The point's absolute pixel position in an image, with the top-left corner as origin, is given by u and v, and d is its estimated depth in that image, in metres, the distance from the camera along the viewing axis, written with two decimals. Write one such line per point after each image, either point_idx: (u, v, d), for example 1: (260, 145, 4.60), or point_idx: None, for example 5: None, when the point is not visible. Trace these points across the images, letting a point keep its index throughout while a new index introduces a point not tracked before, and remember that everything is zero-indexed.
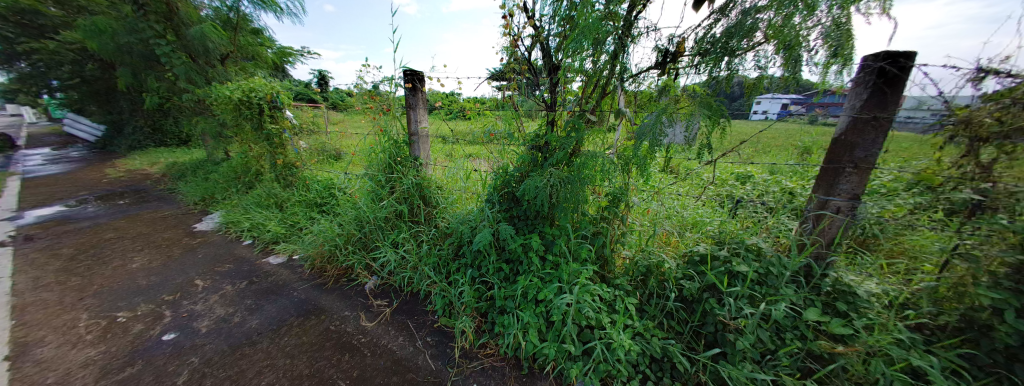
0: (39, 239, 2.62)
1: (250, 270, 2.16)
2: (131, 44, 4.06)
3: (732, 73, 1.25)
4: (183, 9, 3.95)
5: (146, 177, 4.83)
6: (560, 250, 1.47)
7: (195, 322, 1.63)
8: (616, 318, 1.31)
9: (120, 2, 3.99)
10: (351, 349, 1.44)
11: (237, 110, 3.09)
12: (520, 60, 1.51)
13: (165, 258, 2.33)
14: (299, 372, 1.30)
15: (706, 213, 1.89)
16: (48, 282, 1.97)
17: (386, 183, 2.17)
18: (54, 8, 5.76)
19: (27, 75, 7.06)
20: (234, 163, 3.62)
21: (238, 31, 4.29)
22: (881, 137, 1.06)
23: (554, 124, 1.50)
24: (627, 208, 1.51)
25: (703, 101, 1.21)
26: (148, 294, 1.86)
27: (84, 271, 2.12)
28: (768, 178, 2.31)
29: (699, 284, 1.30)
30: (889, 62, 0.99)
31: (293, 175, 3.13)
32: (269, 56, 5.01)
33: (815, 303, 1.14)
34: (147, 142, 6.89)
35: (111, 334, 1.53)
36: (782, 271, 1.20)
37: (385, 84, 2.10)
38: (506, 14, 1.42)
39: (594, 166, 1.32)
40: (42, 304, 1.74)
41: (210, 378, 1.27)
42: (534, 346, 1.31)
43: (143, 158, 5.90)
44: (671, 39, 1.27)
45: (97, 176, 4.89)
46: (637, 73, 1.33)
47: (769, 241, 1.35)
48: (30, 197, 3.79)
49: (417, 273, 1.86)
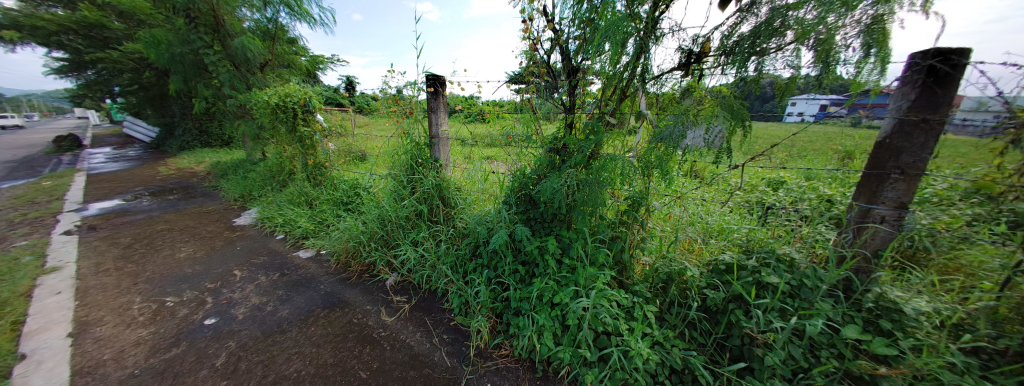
0: (102, 229, 2.92)
1: (282, 263, 2.30)
2: (184, 54, 4.46)
3: (762, 74, 1.20)
4: (229, 21, 4.29)
5: (193, 175, 5.27)
6: (576, 253, 1.46)
7: (232, 309, 1.75)
8: (635, 325, 1.28)
9: (174, 16, 4.39)
10: (372, 342, 1.49)
11: (274, 114, 3.33)
12: (539, 63, 1.53)
13: (207, 248, 2.53)
14: (324, 361, 1.37)
15: (734, 221, 1.81)
16: (108, 267, 2.19)
17: (408, 183, 2.25)
18: (117, 22, 6.40)
19: (95, 82, 7.91)
20: (269, 163, 3.87)
21: (275, 40, 4.61)
22: (932, 141, 0.99)
23: (573, 126, 1.51)
24: (648, 212, 1.47)
25: (726, 101, 1.19)
26: (191, 282, 2.02)
27: (138, 259, 2.34)
28: (804, 184, 2.17)
29: (724, 295, 1.24)
30: (940, 59, 0.93)
31: (322, 175, 3.31)
32: (302, 63, 5.34)
33: (855, 320, 1.07)
34: (194, 143, 7.51)
35: (160, 316, 1.67)
36: (817, 283, 1.13)
37: (408, 88, 2.19)
38: (527, 17, 1.45)
39: (613, 169, 1.31)
40: (102, 287, 1.94)
41: (244, 363, 1.37)
42: (549, 349, 1.31)
43: (190, 157, 6.44)
44: (696, 39, 1.24)
45: (151, 173, 5.39)
46: (659, 74, 1.31)
47: (803, 251, 1.28)
48: (96, 191, 4.25)
49: (435, 272, 1.90)
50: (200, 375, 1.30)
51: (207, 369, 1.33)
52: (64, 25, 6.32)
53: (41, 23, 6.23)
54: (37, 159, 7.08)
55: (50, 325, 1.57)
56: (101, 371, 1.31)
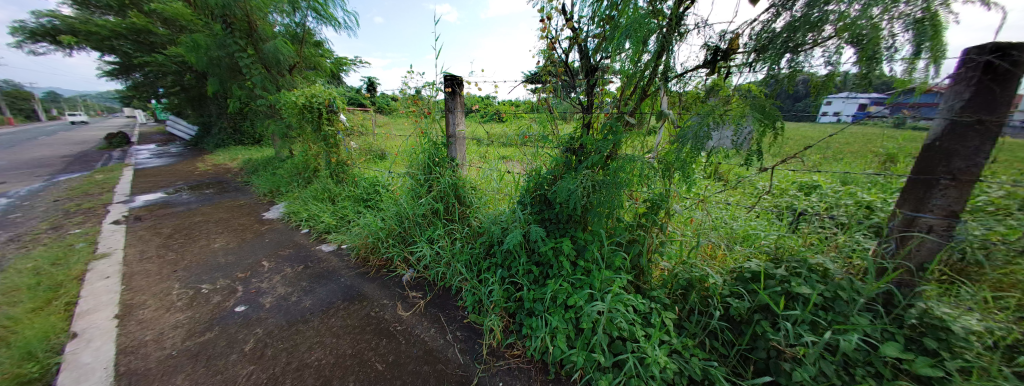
0: (147, 219, 3.17)
1: (306, 256, 2.41)
2: (221, 57, 4.77)
3: (795, 72, 1.13)
4: (261, 26, 4.55)
5: (227, 171, 5.62)
6: (592, 256, 1.44)
7: (261, 298, 1.85)
8: (651, 332, 1.24)
9: (213, 22, 4.70)
10: (388, 335, 1.54)
11: (301, 114, 3.50)
12: (557, 63, 1.52)
13: (239, 240, 2.69)
14: (343, 351, 1.42)
15: (761, 226, 1.72)
16: (151, 255, 2.37)
17: (425, 182, 2.30)
18: (162, 28, 6.91)
19: (143, 84, 8.58)
20: (296, 160, 4.06)
21: (303, 43, 4.83)
22: (989, 144, 0.90)
23: (589, 126, 1.49)
24: (669, 216, 1.42)
25: (757, 102, 1.13)
26: (224, 271, 2.16)
27: (178, 248, 2.52)
28: (840, 189, 2.03)
29: (749, 304, 1.18)
30: (1000, 55, 0.84)
31: (344, 172, 3.44)
32: (327, 65, 5.57)
33: (896, 337, 0.99)
34: (229, 141, 8.01)
35: (195, 302, 1.79)
36: (854, 296, 1.06)
37: (427, 88, 2.24)
38: (545, 16, 1.45)
39: (631, 170, 1.28)
40: (146, 273, 2.10)
41: (271, 349, 1.44)
42: (562, 352, 1.30)
43: (225, 154, 6.86)
44: (723, 36, 1.19)
45: (191, 169, 5.79)
46: (682, 73, 1.26)
47: (838, 261, 1.20)
48: (143, 185, 4.61)
49: (450, 269, 1.93)
50: (231, 358, 1.38)
51: (237, 353, 1.42)
52: (116, 31, 6.88)
53: (98, 29, 6.81)
54: (93, 154, 7.79)
55: (101, 306, 1.72)
56: (143, 351, 1.42)
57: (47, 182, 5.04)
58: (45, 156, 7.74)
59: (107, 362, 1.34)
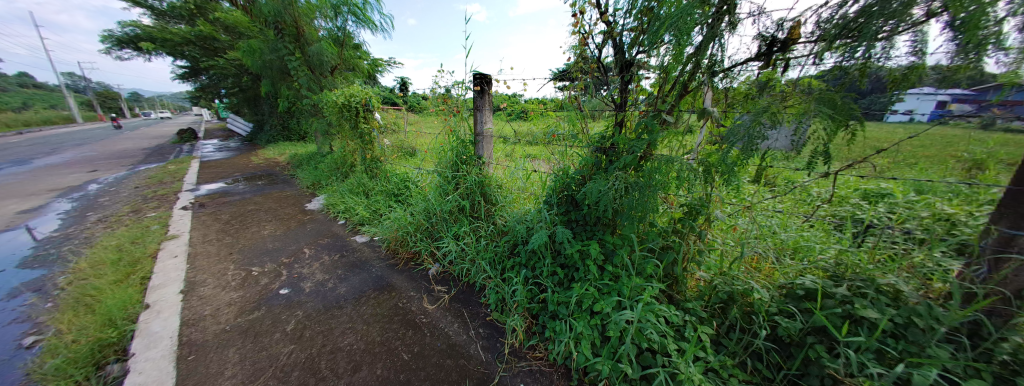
0: (208, 206, 3.55)
1: (342, 245, 2.56)
2: (273, 60, 5.21)
3: (869, 63, 0.98)
4: (308, 31, 4.89)
5: (276, 164, 6.14)
6: (621, 261, 1.38)
7: (302, 282, 2.00)
8: (685, 346, 1.17)
9: (267, 28, 5.15)
10: (414, 326, 1.59)
11: (341, 112, 3.73)
12: (589, 59, 1.47)
13: (284, 228, 2.93)
14: (373, 338, 1.49)
15: (815, 238, 1.56)
16: (211, 238, 2.65)
17: (452, 179, 2.35)
18: (224, 35, 7.68)
19: (209, 85, 9.62)
20: (336, 156, 4.34)
21: (344, 46, 5.13)
22: None
23: (622, 125, 1.43)
24: (708, 222, 1.32)
25: (827, 96, 0.99)
26: (271, 256, 2.35)
27: (233, 232, 2.79)
28: (915, 198, 1.77)
29: (801, 325, 1.07)
30: None
31: (377, 168, 3.61)
32: (364, 66, 5.87)
33: (988, 377, 0.84)
34: (278, 137, 8.74)
35: (246, 283, 1.97)
36: (933, 325, 0.92)
37: (457, 87, 2.27)
38: (577, 11, 1.40)
39: (668, 172, 1.20)
40: (207, 254, 2.35)
41: (309, 331, 1.55)
42: (586, 359, 1.26)
43: (275, 149, 7.50)
44: (782, 24, 1.06)
45: (246, 162, 6.41)
46: (731, 67, 1.17)
47: (913, 284, 1.05)
48: (206, 175, 5.17)
49: (474, 266, 1.96)
50: (275, 336, 1.51)
51: (280, 332, 1.54)
52: (188, 38, 7.76)
53: (172, 37, 7.70)
54: (168, 148, 8.88)
55: (169, 282, 1.95)
56: (202, 324, 1.59)
57: (131, 171, 5.82)
58: (130, 148, 8.95)
59: (172, 332, 1.52)
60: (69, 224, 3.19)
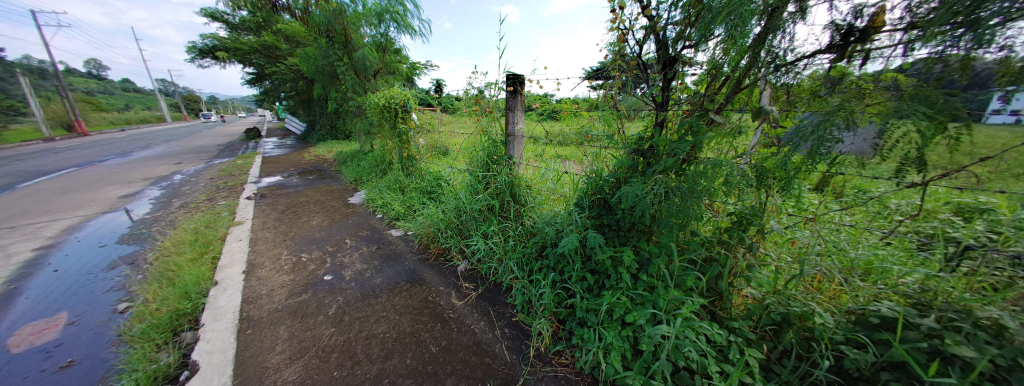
0: (267, 197, 3.96)
1: (379, 238, 2.71)
2: (324, 66, 5.69)
3: (974, 54, 0.81)
4: (355, 37, 5.26)
5: (325, 161, 6.68)
6: (657, 271, 1.30)
7: (342, 270, 2.15)
8: (727, 369, 1.06)
9: (320, 36, 5.63)
10: (442, 320, 1.63)
11: (381, 113, 3.97)
12: (628, 56, 1.40)
13: (330, 219, 3.17)
14: (404, 329, 1.56)
15: (893, 258, 1.35)
16: (269, 225, 2.95)
17: (483, 178, 2.38)
18: (284, 44, 8.53)
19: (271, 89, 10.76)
20: (376, 154, 4.63)
21: (386, 51, 5.44)
22: None
23: (663, 125, 1.35)
24: (761, 234, 1.20)
25: (924, 92, 0.85)
26: (317, 244, 2.56)
27: (286, 221, 3.08)
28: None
29: (874, 359, 0.92)
30: None
31: (413, 166, 3.78)
32: (404, 70, 6.18)
33: None
34: (327, 136, 9.51)
35: (296, 268, 2.16)
36: None
37: (490, 88, 2.29)
38: (616, 6, 1.34)
39: (715, 176, 1.10)
40: (264, 240, 2.62)
41: (347, 316, 1.65)
42: (615, 371, 1.19)
43: (324, 147, 8.18)
44: (862, 10, 0.92)
45: (299, 158, 7.06)
46: (795, 60, 1.04)
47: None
48: (266, 170, 5.78)
49: (502, 266, 1.96)
50: (318, 319, 1.63)
51: (323, 315, 1.66)
52: (255, 48, 8.73)
53: (243, 47, 8.72)
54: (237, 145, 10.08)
55: (234, 262, 2.20)
56: (258, 302, 1.76)
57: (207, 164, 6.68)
58: (207, 144, 10.29)
59: (234, 307, 1.70)
60: (158, 208, 3.73)
